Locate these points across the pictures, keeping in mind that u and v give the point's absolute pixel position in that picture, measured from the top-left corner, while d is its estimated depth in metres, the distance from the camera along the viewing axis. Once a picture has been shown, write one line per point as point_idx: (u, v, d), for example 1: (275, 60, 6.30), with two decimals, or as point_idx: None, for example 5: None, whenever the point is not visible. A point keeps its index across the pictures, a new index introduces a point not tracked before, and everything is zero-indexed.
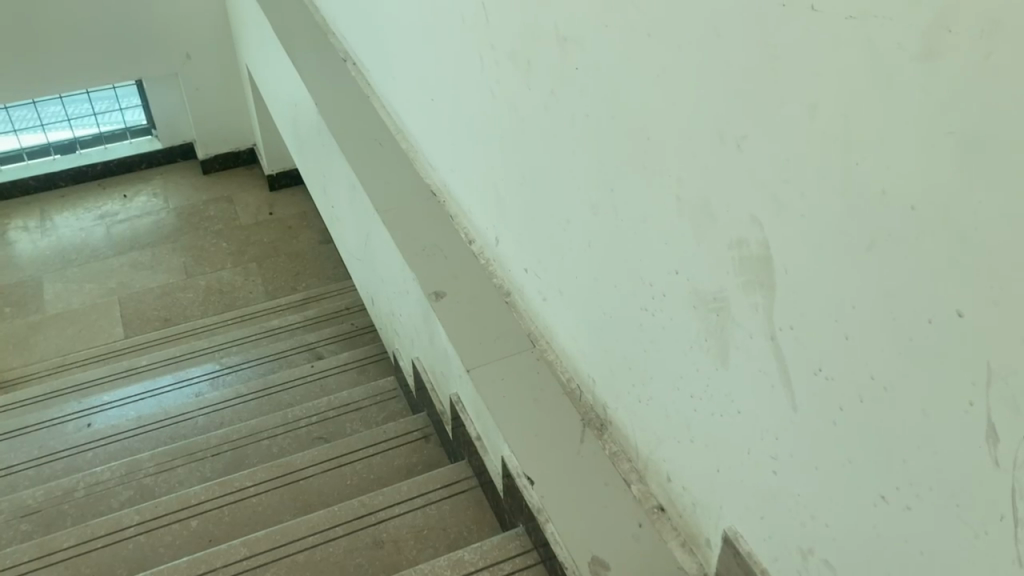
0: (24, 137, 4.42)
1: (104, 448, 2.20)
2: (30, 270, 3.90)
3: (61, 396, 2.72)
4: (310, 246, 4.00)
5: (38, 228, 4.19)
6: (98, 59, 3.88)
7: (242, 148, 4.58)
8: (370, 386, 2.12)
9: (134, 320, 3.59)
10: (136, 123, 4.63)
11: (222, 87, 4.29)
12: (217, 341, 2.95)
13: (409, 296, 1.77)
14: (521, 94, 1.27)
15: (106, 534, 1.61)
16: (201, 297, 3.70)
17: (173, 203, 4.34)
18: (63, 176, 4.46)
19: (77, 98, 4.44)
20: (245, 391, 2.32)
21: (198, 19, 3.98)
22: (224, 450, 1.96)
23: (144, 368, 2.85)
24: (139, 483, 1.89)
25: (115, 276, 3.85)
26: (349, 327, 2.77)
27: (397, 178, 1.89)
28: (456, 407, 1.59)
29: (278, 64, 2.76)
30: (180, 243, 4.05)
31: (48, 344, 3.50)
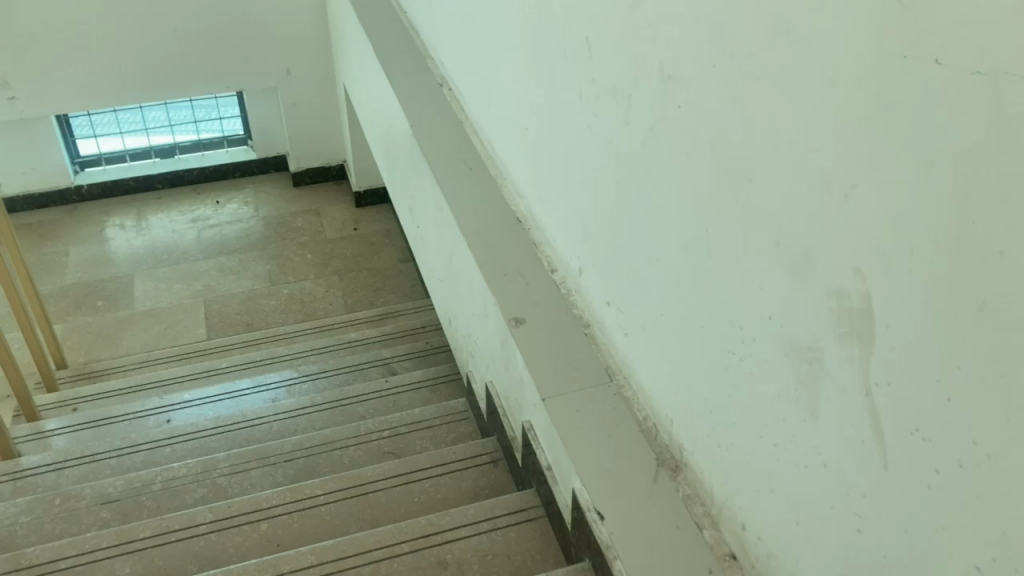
0: (129, 139, 4.61)
1: (181, 445, 2.26)
2: (124, 267, 4.06)
3: (145, 391, 2.82)
4: (391, 263, 4.07)
5: (134, 228, 4.36)
6: (202, 68, 4.05)
7: (332, 164, 4.70)
8: (442, 406, 2.13)
9: (217, 323, 3.70)
10: (234, 133, 4.80)
11: (318, 103, 4.42)
12: (295, 350, 3.01)
13: (488, 321, 1.78)
14: (619, 128, 1.27)
15: (180, 528, 1.65)
16: (282, 305, 3.79)
17: (263, 212, 4.48)
18: (161, 180, 4.66)
19: (180, 105, 4.60)
20: (320, 400, 2.36)
21: (300, 35, 4.12)
22: (296, 457, 1.99)
23: (225, 370, 2.93)
24: (213, 482, 1.93)
25: (202, 279, 3.98)
26: (424, 345, 2.80)
27: (483, 203, 1.92)
28: (528, 435, 1.59)
29: (375, 86, 2.82)
30: (267, 251, 4.17)
31: (136, 338, 3.62)
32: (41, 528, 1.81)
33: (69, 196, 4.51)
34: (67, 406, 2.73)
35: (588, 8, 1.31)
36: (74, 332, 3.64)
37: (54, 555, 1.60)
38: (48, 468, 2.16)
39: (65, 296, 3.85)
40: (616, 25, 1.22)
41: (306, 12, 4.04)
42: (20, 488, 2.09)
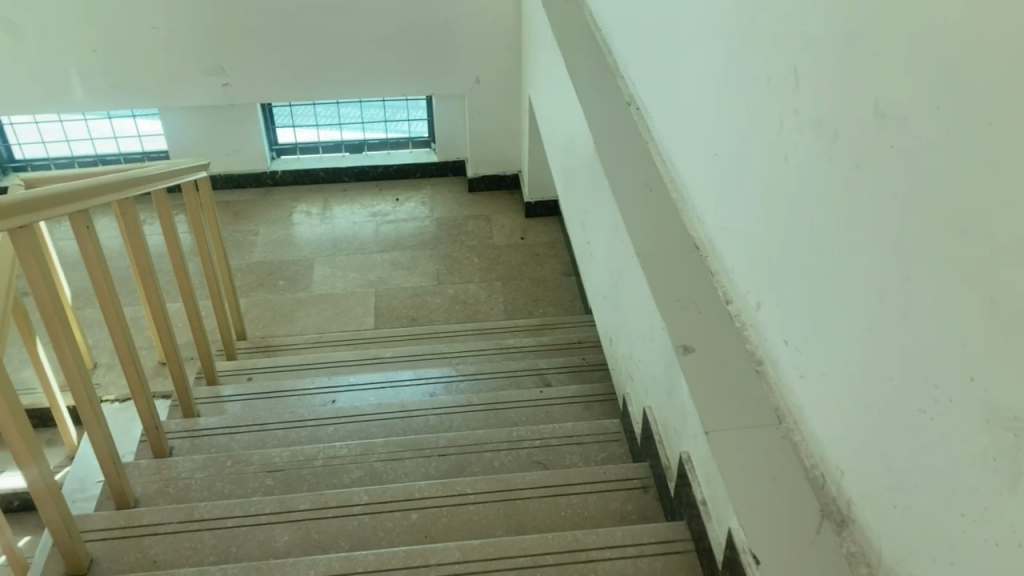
0: (323, 132, 4.88)
1: (343, 425, 2.37)
2: (306, 252, 4.30)
3: (313, 370, 2.97)
4: (554, 275, 4.09)
5: (318, 215, 4.61)
6: (397, 69, 4.24)
7: (507, 173, 4.79)
8: (595, 424, 2.13)
9: (385, 314, 3.85)
10: (419, 135, 4.99)
11: (502, 111, 4.51)
12: (454, 349, 3.09)
13: (654, 344, 1.76)
14: (820, 163, 1.23)
15: (337, 506, 1.73)
16: (446, 304, 3.89)
17: (437, 213, 4.62)
18: (347, 173, 4.90)
19: (373, 105, 4.82)
20: (475, 401, 2.41)
21: (492, 44, 4.22)
22: (450, 453, 2.04)
23: (388, 360, 3.04)
24: (370, 466, 2.01)
25: (375, 270, 4.15)
26: (581, 361, 2.80)
27: (660, 225, 1.89)
28: (685, 466, 1.56)
29: (563, 99, 2.85)
30: (437, 250, 4.30)
31: (310, 320, 3.82)
32: (213, 485, 1.94)
33: (264, 179, 4.83)
34: (243, 374, 2.92)
35: (800, 35, 1.27)
36: (255, 306, 3.89)
37: (223, 513, 1.72)
38: (222, 430, 2.32)
39: (250, 272, 4.12)
40: (829, 57, 1.18)
41: (500, 22, 4.14)
42: (196, 446, 2.25)
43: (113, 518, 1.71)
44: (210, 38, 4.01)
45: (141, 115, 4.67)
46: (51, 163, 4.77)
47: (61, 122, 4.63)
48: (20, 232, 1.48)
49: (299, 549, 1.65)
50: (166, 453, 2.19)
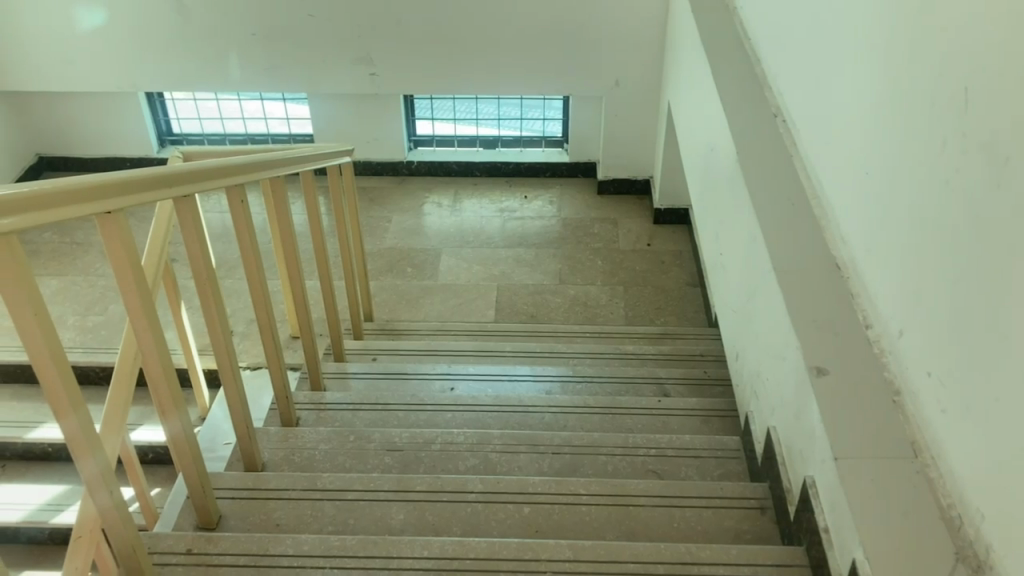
0: (460, 127, 4.97)
1: (460, 414, 2.41)
2: (434, 241, 4.40)
3: (434, 357, 3.04)
4: (678, 284, 4.03)
5: (449, 207, 4.70)
6: (537, 67, 4.28)
7: (638, 178, 4.74)
8: (713, 439, 2.10)
9: (506, 308, 3.90)
10: (553, 135, 5.01)
11: (639, 117, 4.46)
12: (573, 350, 3.09)
13: (784, 363, 1.72)
14: (985, 190, 1.17)
15: (452, 491, 1.76)
16: (567, 304, 3.90)
17: (565, 213, 4.64)
18: (480, 168, 4.97)
19: (511, 102, 4.87)
20: (592, 404, 2.41)
21: (634, 47, 4.20)
22: (564, 452, 2.05)
23: (507, 354, 3.07)
24: (486, 456, 2.04)
25: (500, 265, 4.20)
26: (701, 375, 2.75)
27: (801, 242, 1.84)
28: (809, 490, 1.52)
29: (705, 108, 2.80)
30: (561, 250, 4.31)
31: (432, 307, 3.91)
32: (335, 458, 2.02)
33: (400, 168, 4.96)
34: (368, 354, 3.02)
35: (974, 55, 1.22)
36: (382, 290, 4.01)
37: (344, 485, 1.78)
38: (346, 407, 2.40)
39: (380, 257, 4.25)
40: (1005, 79, 1.12)
41: (644, 25, 4.11)
42: (322, 418, 2.34)
43: (242, 479, 1.80)
44: (361, 28, 4.17)
45: (291, 99, 4.88)
46: (205, 139, 5.05)
47: (217, 101, 4.89)
48: (186, 199, 1.59)
49: (413, 528, 1.69)
50: (294, 423, 2.29)
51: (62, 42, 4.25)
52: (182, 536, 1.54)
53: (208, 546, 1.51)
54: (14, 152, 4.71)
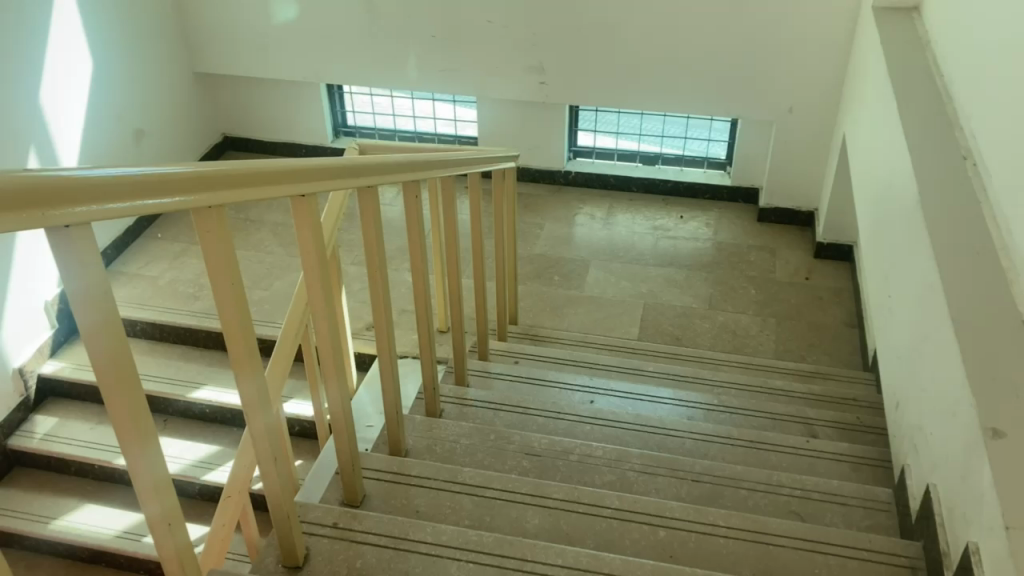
0: (622, 141, 4.96)
1: (599, 427, 2.42)
2: (584, 252, 4.41)
3: (577, 368, 3.05)
4: (834, 322, 3.88)
5: (602, 220, 4.70)
6: (707, 87, 4.22)
7: (802, 209, 4.55)
8: (862, 488, 2.02)
9: (650, 327, 3.87)
10: (716, 157, 4.89)
11: (811, 147, 4.31)
12: (718, 378, 3.02)
13: (953, 420, 1.62)
14: None
15: (588, 503, 1.77)
16: (714, 330, 3.83)
17: (720, 236, 4.54)
18: (638, 184, 4.92)
19: (677, 120, 4.81)
20: (734, 436, 2.36)
21: (812, 73, 4.07)
22: (704, 481, 2.01)
23: (649, 374, 3.05)
24: (623, 473, 2.03)
25: (649, 283, 4.17)
26: (854, 421, 2.63)
27: (984, 294, 1.73)
28: (970, 556, 1.43)
29: (887, 143, 2.68)
30: (713, 275, 4.23)
31: (576, 317, 3.93)
32: (475, 454, 2.06)
33: (558, 177, 4.99)
34: (511, 357, 3.06)
35: None
36: (529, 296, 4.07)
37: (483, 481, 1.82)
38: (488, 406, 2.44)
39: (530, 263, 4.31)
40: None
41: (825, 51, 3.98)
42: (464, 413, 2.39)
43: (387, 462, 1.87)
44: (536, 36, 4.25)
45: (460, 101, 5.01)
46: (376, 133, 5.25)
47: (391, 98, 5.08)
48: (368, 191, 1.68)
49: (547, 535, 1.71)
50: (437, 414, 2.35)
51: (259, 31, 4.56)
52: (330, 509, 1.60)
53: (353, 522, 1.57)
54: (205, 130, 5.08)
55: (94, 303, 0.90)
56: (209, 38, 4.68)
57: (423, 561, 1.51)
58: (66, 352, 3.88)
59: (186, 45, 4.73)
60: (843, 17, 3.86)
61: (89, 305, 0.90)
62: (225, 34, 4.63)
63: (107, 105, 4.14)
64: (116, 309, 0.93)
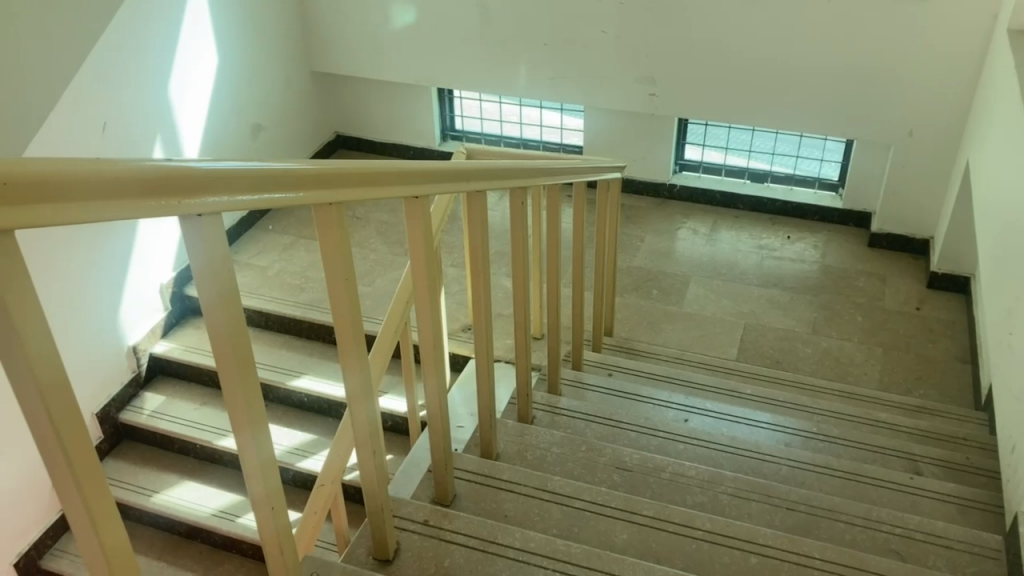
0: (731, 157, 4.86)
1: (692, 448, 2.39)
2: (685, 268, 4.36)
3: (672, 385, 3.01)
4: (945, 356, 3.72)
5: (706, 236, 4.62)
6: (823, 105, 4.11)
7: (917, 237, 4.37)
8: (970, 532, 1.93)
9: (749, 348, 3.79)
10: (828, 177, 4.73)
11: (930, 172, 4.14)
12: (819, 406, 2.93)
13: None
14: None
15: (678, 523, 1.75)
16: (816, 356, 3.73)
17: (828, 260, 4.41)
18: (744, 201, 4.82)
19: (789, 139, 4.69)
20: (834, 466, 2.29)
21: (936, 96, 3.92)
22: (800, 510, 1.96)
23: (746, 397, 2.98)
24: (715, 496, 2.00)
25: (750, 303, 4.09)
26: (962, 460, 2.52)
27: None
28: None
29: (1015, 172, 2.55)
30: (818, 299, 4.11)
31: (673, 334, 3.88)
32: (565, 463, 2.06)
33: (661, 190, 4.93)
34: (605, 369, 3.05)
35: None
36: (626, 309, 4.03)
37: (572, 492, 1.82)
38: (580, 416, 2.43)
39: (629, 276, 4.28)
40: None
41: (951, 74, 3.83)
42: (555, 422, 2.39)
43: (479, 464, 1.88)
44: (649, 48, 4.23)
45: (568, 110, 5.01)
46: (483, 138, 5.30)
47: (500, 104, 5.12)
48: (477, 193, 1.70)
49: (635, 551, 1.70)
50: (529, 420, 2.35)
51: (377, 35, 4.69)
52: (421, 506, 1.63)
53: (444, 521, 1.59)
54: (319, 129, 5.23)
55: (219, 282, 0.95)
56: (327, 38, 4.83)
57: (510, 565, 1.52)
58: (178, 334, 4.05)
59: (305, 45, 4.89)
60: (973, 39, 3.71)
61: (214, 285, 0.94)
62: (345, 37, 4.78)
63: (230, 101, 4.32)
64: (238, 290, 0.97)
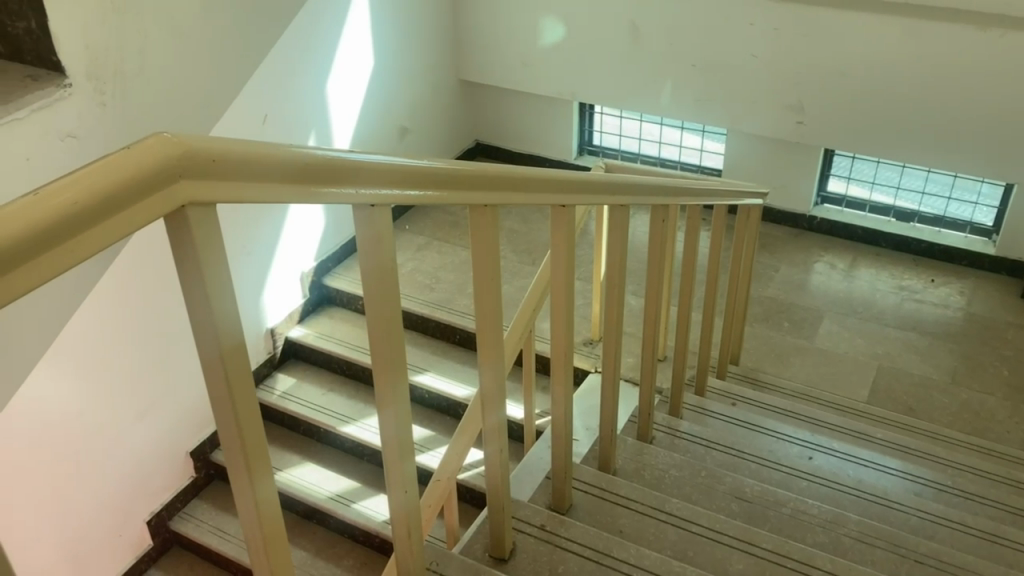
0: (877, 194, 4.67)
1: (815, 487, 2.33)
2: (819, 303, 4.23)
3: (797, 420, 2.93)
4: None
5: (843, 271, 4.47)
6: (984, 147, 3.92)
7: None
8: None
9: (882, 393, 3.65)
10: (981, 222, 4.48)
11: None
12: (955, 458, 2.79)
13: None
14: None
15: (797, 560, 1.71)
16: (954, 408, 3.56)
17: (975, 308, 4.18)
18: (887, 240, 4.63)
19: (942, 179, 4.47)
20: (967, 522, 2.19)
21: None
22: (929, 564, 1.88)
23: (876, 440, 2.86)
24: (837, 538, 1.95)
25: (886, 346, 3.93)
26: None
27: None
28: None
29: None
30: (961, 348, 3.91)
31: (802, 369, 3.77)
32: (683, 487, 2.04)
33: (800, 221, 4.80)
34: (728, 398, 3.00)
35: None
36: (754, 339, 3.95)
37: (689, 516, 1.81)
38: (700, 441, 2.41)
39: (760, 305, 4.19)
40: None
41: None
42: (674, 444, 2.37)
43: (596, 477, 1.88)
44: (800, 75, 4.13)
45: (710, 132, 4.95)
46: (620, 155, 5.29)
47: (641, 122, 5.10)
48: (620, 206, 1.71)
49: None
50: (648, 440, 2.34)
51: (527, 49, 4.78)
52: (539, 511, 1.65)
53: (559, 528, 1.61)
54: (460, 135, 5.36)
55: (377, 263, 1.02)
56: (477, 48, 4.95)
57: None
58: (312, 321, 4.23)
59: (455, 52, 5.02)
60: None
61: (373, 264, 1.01)
62: (494, 48, 4.89)
63: (380, 102, 4.48)
64: (397, 271, 1.04)
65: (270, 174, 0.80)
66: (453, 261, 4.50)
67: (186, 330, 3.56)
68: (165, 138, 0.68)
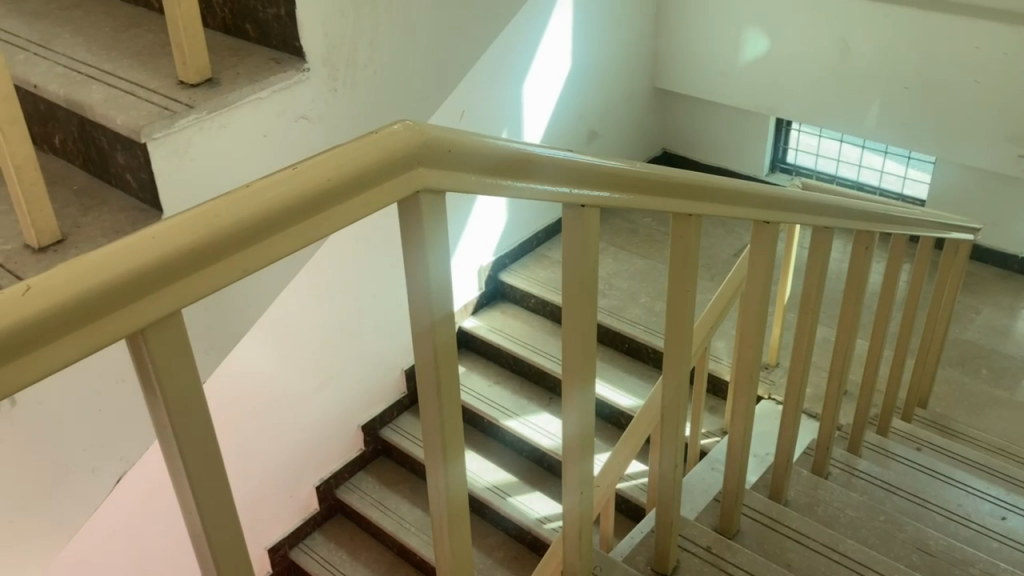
0: None
1: (1008, 550, 2.17)
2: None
3: (992, 476, 2.71)
4: None
5: None
6: None
7: None
8: None
9: None
10: None
11: None
12: None
13: None
14: None
15: None
16: None
17: None
18: None
19: None
20: None
21: None
22: None
23: None
24: None
25: None
26: None
27: None
28: None
29: None
30: None
31: (998, 421, 3.48)
32: (859, 529, 1.94)
33: (1010, 262, 4.43)
34: (913, 442, 2.82)
35: None
36: (945, 383, 3.68)
37: (866, 561, 1.71)
38: (881, 485, 2.28)
39: (956, 347, 3.91)
40: None
41: None
42: (851, 483, 2.25)
43: (767, 506, 1.83)
44: None
45: (916, 160, 4.65)
46: (814, 175, 5.08)
47: (840, 143, 4.87)
48: (824, 229, 1.65)
49: None
50: (824, 475, 2.24)
51: (725, 61, 4.68)
52: (706, 532, 1.61)
53: (726, 552, 1.56)
54: (647, 142, 5.33)
55: (580, 262, 1.02)
56: (675, 57, 4.91)
57: None
58: (486, 314, 4.34)
59: (652, 59, 5.00)
60: None
61: (575, 262, 1.02)
62: (692, 58, 4.83)
63: (573, 105, 4.52)
64: (598, 273, 1.04)
65: (494, 163, 0.82)
66: (630, 269, 4.47)
67: (371, 312, 3.73)
68: (410, 127, 0.72)
